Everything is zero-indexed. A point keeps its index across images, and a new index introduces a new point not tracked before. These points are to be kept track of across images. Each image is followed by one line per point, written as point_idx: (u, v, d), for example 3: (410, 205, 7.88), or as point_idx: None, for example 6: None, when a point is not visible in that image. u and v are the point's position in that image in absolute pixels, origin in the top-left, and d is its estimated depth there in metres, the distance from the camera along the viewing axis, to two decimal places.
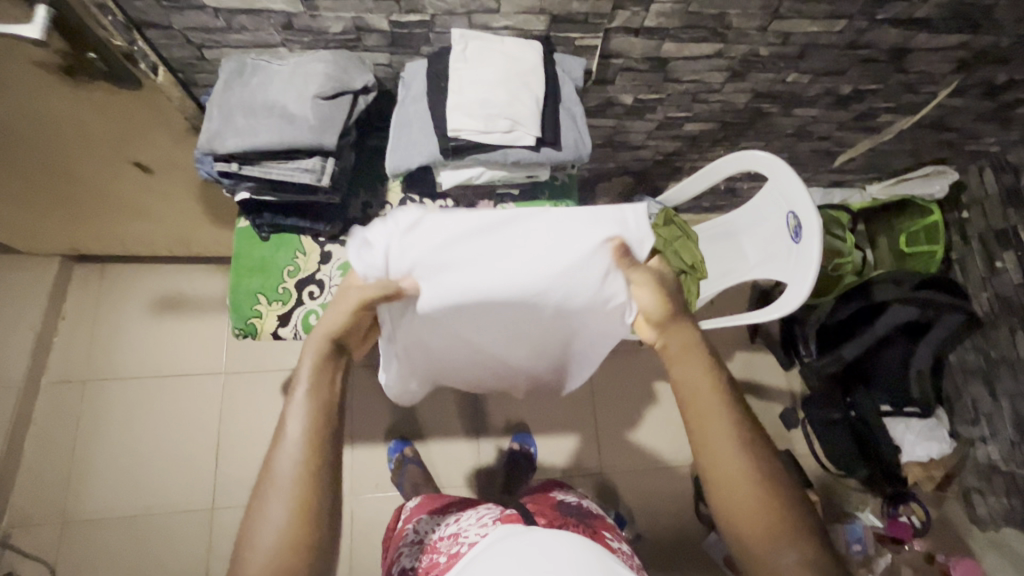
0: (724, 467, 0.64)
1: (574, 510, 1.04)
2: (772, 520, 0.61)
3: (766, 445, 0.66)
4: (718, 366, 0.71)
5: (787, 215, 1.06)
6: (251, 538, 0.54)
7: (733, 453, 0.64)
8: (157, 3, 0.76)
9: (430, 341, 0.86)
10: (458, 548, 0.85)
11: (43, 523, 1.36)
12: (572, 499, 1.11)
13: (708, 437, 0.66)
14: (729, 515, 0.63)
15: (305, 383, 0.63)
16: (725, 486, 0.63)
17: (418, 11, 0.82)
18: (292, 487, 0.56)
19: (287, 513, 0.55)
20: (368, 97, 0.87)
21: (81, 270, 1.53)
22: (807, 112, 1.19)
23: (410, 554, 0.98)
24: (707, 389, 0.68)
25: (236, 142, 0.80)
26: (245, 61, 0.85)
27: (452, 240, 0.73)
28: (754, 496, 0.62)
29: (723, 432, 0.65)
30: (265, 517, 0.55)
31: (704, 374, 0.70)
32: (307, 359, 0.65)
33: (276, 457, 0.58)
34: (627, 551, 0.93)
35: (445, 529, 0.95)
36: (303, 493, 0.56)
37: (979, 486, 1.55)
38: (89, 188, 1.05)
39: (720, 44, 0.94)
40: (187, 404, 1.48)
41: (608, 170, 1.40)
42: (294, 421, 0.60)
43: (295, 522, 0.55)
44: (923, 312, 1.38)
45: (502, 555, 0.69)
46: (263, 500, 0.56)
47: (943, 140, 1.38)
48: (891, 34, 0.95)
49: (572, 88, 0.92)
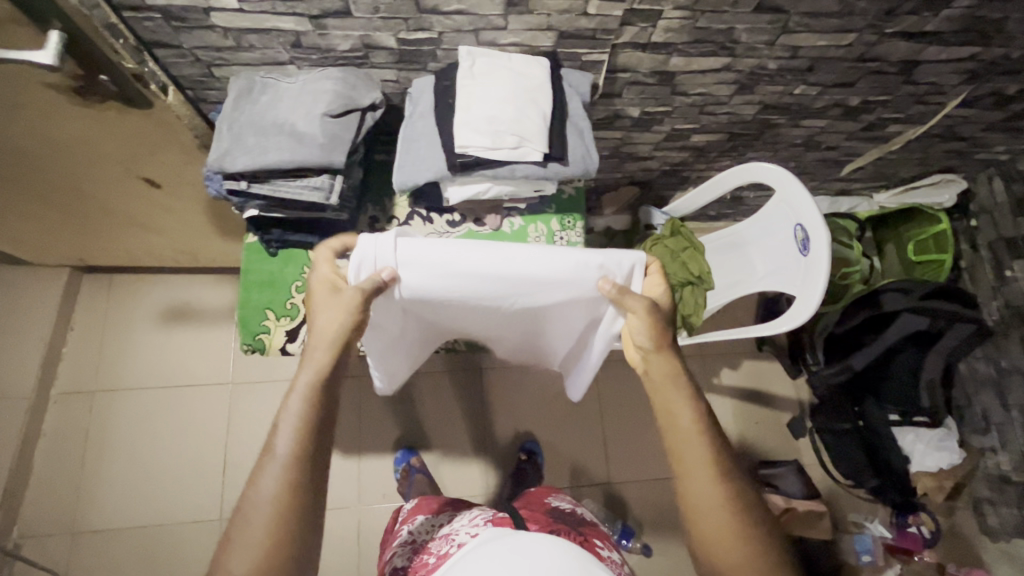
0: (701, 495, 0.66)
1: (566, 516, 1.05)
2: (745, 541, 0.63)
3: (746, 482, 0.67)
4: (702, 400, 0.72)
5: (795, 228, 1.06)
6: (227, 562, 0.56)
7: (712, 488, 0.66)
8: (168, 23, 0.77)
9: (435, 334, 0.95)
10: (448, 548, 0.87)
11: (53, 533, 1.37)
12: (565, 503, 1.12)
13: (687, 465, 0.67)
14: (707, 548, 0.64)
15: (297, 404, 0.64)
16: (706, 523, 0.65)
17: (425, 28, 0.82)
18: (270, 514, 0.58)
19: (263, 539, 0.57)
20: (377, 113, 0.87)
21: (91, 281, 1.54)
22: (815, 123, 1.18)
23: (402, 554, 0.98)
24: (689, 424, 0.69)
25: (246, 161, 0.79)
26: (254, 78, 0.85)
27: (430, 271, 0.75)
28: (731, 526, 0.64)
29: (703, 468, 0.67)
30: (239, 541, 0.57)
31: (689, 408, 0.70)
32: (303, 376, 0.67)
33: (259, 479, 0.60)
34: (617, 561, 0.94)
35: (438, 531, 0.97)
36: (280, 521, 0.58)
37: (990, 497, 1.54)
38: (99, 203, 1.05)
39: (728, 58, 0.93)
40: (194, 414, 1.48)
41: (615, 180, 1.39)
42: (283, 441, 0.62)
43: (268, 553, 0.57)
44: (934, 321, 1.38)
45: (487, 555, 0.72)
46: (242, 521, 0.58)
47: (953, 149, 1.37)
48: (902, 46, 0.94)
49: (579, 103, 0.92)
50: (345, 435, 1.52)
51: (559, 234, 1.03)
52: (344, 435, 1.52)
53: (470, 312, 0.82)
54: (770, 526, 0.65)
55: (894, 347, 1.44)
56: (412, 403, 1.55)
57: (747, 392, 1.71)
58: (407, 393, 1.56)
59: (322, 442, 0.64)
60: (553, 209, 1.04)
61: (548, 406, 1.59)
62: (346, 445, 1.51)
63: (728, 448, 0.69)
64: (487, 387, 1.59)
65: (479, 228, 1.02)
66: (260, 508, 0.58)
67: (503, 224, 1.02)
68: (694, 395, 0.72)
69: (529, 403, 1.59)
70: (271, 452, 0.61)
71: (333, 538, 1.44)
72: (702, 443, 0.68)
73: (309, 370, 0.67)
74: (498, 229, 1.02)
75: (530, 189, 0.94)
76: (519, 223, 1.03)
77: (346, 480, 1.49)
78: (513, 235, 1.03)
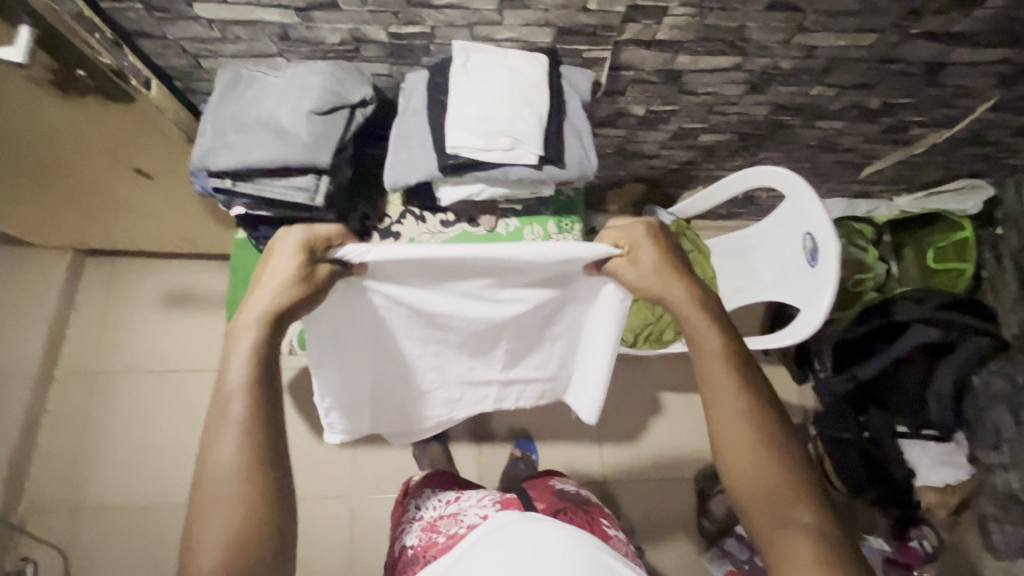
0: (728, 432, 0.63)
1: (569, 495, 1.08)
2: (776, 479, 0.60)
3: (778, 414, 0.64)
4: (733, 336, 0.69)
5: (804, 237, 1.01)
6: (196, 535, 0.52)
7: (741, 420, 0.63)
8: (150, 14, 0.75)
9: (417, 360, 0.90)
10: (458, 529, 0.90)
11: (55, 510, 1.40)
12: (569, 486, 1.14)
13: (714, 402, 0.65)
14: (736, 485, 0.62)
15: (249, 336, 0.60)
16: (735, 461, 0.62)
17: (416, 22, 0.78)
18: (238, 434, 0.55)
19: (233, 458, 0.54)
20: (367, 110, 0.84)
21: (94, 265, 1.55)
22: (831, 125, 1.12)
23: (411, 531, 1.00)
24: (717, 351, 0.67)
25: (230, 159, 0.77)
26: (241, 71, 0.83)
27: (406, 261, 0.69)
28: (761, 464, 0.61)
29: (732, 399, 0.64)
30: (212, 462, 0.54)
31: (716, 335, 0.68)
32: (247, 338, 0.60)
33: (213, 419, 0.55)
34: (622, 538, 1.00)
35: (445, 509, 0.98)
36: (249, 438, 0.55)
37: (995, 515, 1.50)
38: (93, 192, 1.05)
39: (738, 57, 0.88)
40: (194, 398, 1.50)
41: (620, 177, 1.34)
42: (235, 368, 0.58)
43: (240, 467, 0.54)
44: (947, 333, 1.36)
45: (501, 544, 0.72)
46: (210, 446, 0.54)
47: (980, 154, 1.30)
48: (927, 48, 0.88)
49: (578, 102, 0.87)
50: None
51: (555, 237, 1.00)
52: None
53: (451, 300, 0.79)
54: (804, 461, 0.62)
55: (904, 357, 1.40)
56: None
57: None
58: None
59: (273, 383, 0.59)
60: (550, 211, 1.01)
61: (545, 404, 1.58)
62: (343, 435, 1.52)
63: (759, 379, 0.66)
64: None
65: (473, 229, 0.98)
66: (225, 433, 0.55)
67: (498, 225, 0.99)
68: (724, 326, 0.69)
69: None
70: (223, 418, 0.55)
71: (326, 525, 1.46)
72: (731, 379, 0.65)
73: (252, 331, 0.60)
74: (493, 230, 0.99)
75: (526, 191, 0.90)
76: (515, 225, 0.99)
77: (341, 470, 1.50)
78: (508, 237, 0.99)
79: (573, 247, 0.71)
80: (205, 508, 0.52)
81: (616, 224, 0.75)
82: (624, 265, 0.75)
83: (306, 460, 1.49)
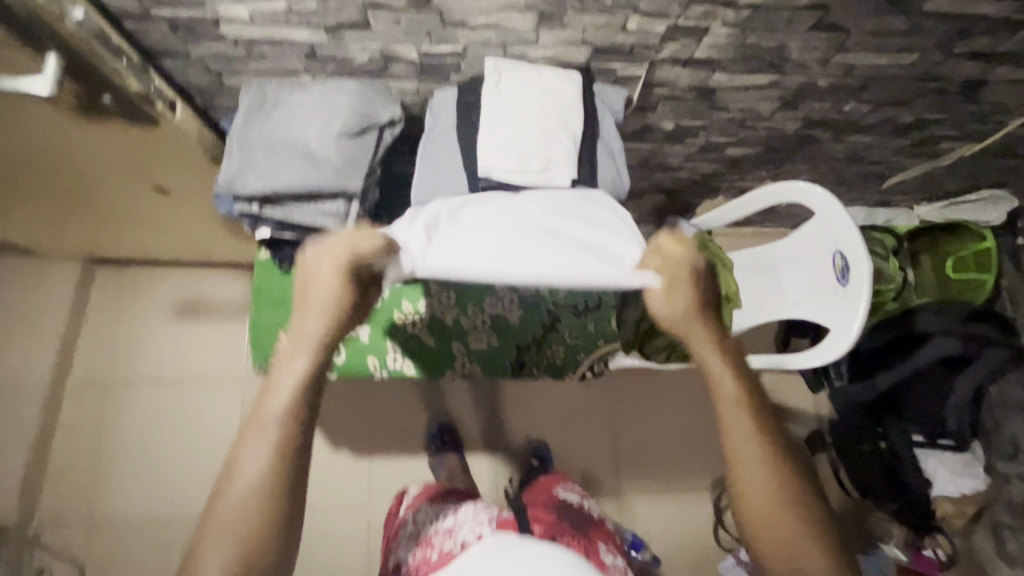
0: (750, 481, 0.60)
1: (572, 513, 1.05)
2: (799, 529, 0.59)
3: (794, 456, 0.62)
4: (752, 378, 0.65)
5: (833, 255, 1.00)
6: (204, 545, 0.50)
7: (762, 470, 0.60)
8: (175, 32, 0.72)
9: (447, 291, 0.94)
10: (451, 545, 0.86)
11: (71, 523, 1.39)
12: (575, 499, 1.12)
13: (734, 449, 0.61)
14: (755, 535, 0.60)
15: (304, 356, 0.57)
16: (755, 511, 0.60)
17: (449, 41, 0.76)
18: (269, 451, 0.53)
19: (256, 475, 0.52)
20: (395, 130, 0.82)
21: (104, 274, 1.53)
22: (860, 139, 1.10)
23: (406, 545, 0.97)
24: (733, 395, 0.63)
25: (258, 184, 0.74)
26: (266, 90, 0.80)
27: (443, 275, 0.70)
28: (782, 513, 0.59)
29: (750, 446, 0.61)
30: (235, 474, 0.52)
31: (732, 377, 0.64)
32: (299, 358, 0.57)
33: (251, 424, 0.54)
34: (619, 567, 0.94)
35: (440, 522, 0.95)
36: (275, 459, 0.53)
37: (1011, 524, 1.50)
38: (110, 209, 1.03)
39: (775, 75, 0.86)
40: (208, 409, 1.49)
41: (641, 188, 1.32)
42: (284, 381, 0.56)
43: (262, 488, 0.52)
44: (967, 345, 1.34)
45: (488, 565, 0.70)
46: (239, 455, 0.53)
47: (1006, 165, 1.28)
48: (968, 66, 0.86)
49: (611, 122, 0.85)
50: (357, 436, 1.51)
51: None
52: (355, 436, 1.51)
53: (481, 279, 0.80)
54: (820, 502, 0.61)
55: (921, 369, 1.39)
56: (425, 406, 1.54)
57: None
58: (420, 395, 1.54)
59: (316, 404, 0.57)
60: None
61: (561, 414, 1.57)
62: (358, 446, 1.51)
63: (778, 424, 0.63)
64: (500, 392, 1.57)
65: None
66: (258, 444, 0.53)
67: None
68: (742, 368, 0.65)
69: (543, 409, 1.57)
70: (261, 428, 0.53)
71: (344, 537, 1.45)
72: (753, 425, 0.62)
73: (305, 353, 0.57)
74: None
75: None
76: None
77: (357, 481, 1.49)
78: None
79: (614, 277, 0.69)
80: (215, 518, 0.51)
81: (663, 251, 0.69)
82: (658, 295, 0.68)
83: (322, 472, 1.48)
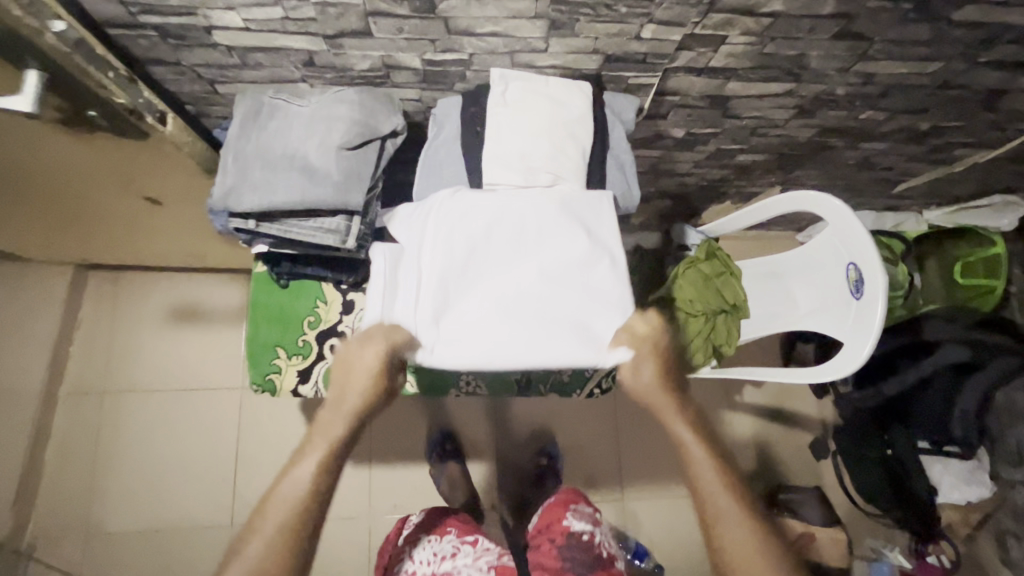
0: (733, 545, 0.62)
1: (577, 552, 0.99)
2: None
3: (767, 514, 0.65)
4: (717, 440, 0.69)
5: (848, 266, 0.97)
6: None
7: (741, 531, 0.63)
8: (165, 41, 0.69)
9: None
10: None
11: (66, 535, 1.37)
12: (582, 526, 1.04)
13: (715, 513, 0.64)
14: None
15: (343, 426, 0.64)
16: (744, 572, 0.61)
17: (455, 49, 0.72)
18: (293, 509, 0.59)
19: (276, 530, 0.58)
20: (397, 141, 0.78)
21: (96, 279, 1.49)
22: (874, 145, 1.07)
23: None
24: (704, 458, 0.66)
25: (254, 201, 0.71)
26: (262, 99, 0.76)
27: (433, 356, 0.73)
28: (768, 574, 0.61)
29: (727, 508, 0.64)
30: (262, 526, 0.58)
31: (697, 440, 0.67)
32: (337, 428, 0.64)
33: (286, 481, 0.60)
34: None
35: (440, 564, 0.95)
36: (296, 516, 0.59)
37: (1015, 531, 1.50)
38: (100, 219, 0.99)
39: (792, 84, 0.83)
40: (205, 418, 1.46)
41: (647, 194, 1.29)
42: (321, 444, 0.63)
43: (280, 541, 0.57)
44: (977, 354, 1.31)
45: None
46: (269, 507, 0.59)
47: (1020, 171, 1.26)
48: (991, 75, 0.83)
49: (622, 132, 0.82)
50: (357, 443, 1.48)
51: None
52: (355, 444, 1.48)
53: None
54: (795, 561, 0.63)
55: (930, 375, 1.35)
56: (426, 414, 1.51)
57: (769, 411, 1.65)
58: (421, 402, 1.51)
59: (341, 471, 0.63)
60: None
61: (564, 420, 1.55)
62: (358, 454, 1.48)
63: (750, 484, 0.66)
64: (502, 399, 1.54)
65: None
66: (287, 499, 0.59)
67: None
68: (706, 432, 0.69)
69: (545, 416, 1.54)
70: (293, 485, 0.60)
71: (344, 547, 1.43)
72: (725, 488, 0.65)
73: (343, 424, 0.64)
74: None
75: None
76: None
77: (357, 490, 1.47)
78: None
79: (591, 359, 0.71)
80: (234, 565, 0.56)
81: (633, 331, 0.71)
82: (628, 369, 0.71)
83: None
